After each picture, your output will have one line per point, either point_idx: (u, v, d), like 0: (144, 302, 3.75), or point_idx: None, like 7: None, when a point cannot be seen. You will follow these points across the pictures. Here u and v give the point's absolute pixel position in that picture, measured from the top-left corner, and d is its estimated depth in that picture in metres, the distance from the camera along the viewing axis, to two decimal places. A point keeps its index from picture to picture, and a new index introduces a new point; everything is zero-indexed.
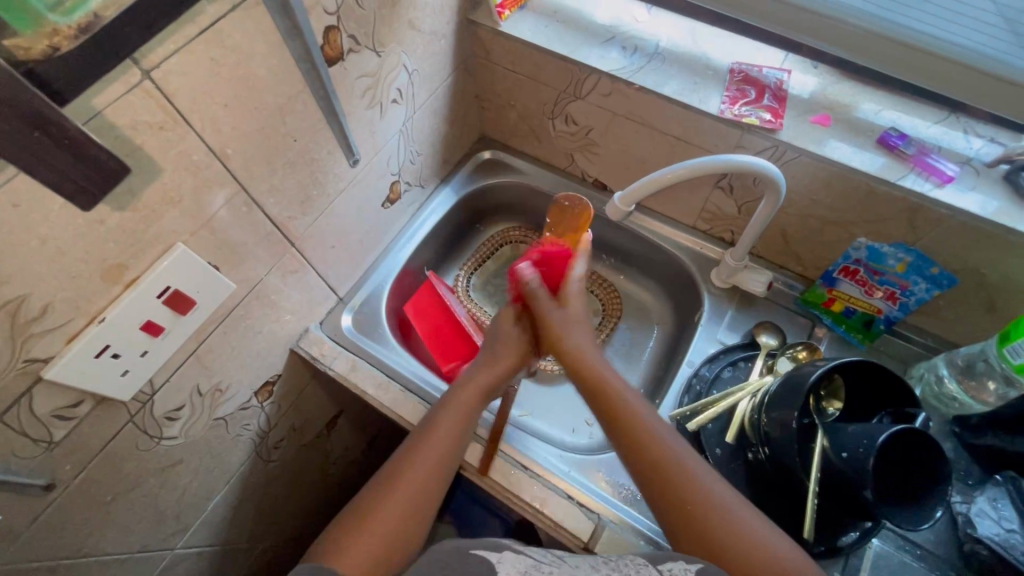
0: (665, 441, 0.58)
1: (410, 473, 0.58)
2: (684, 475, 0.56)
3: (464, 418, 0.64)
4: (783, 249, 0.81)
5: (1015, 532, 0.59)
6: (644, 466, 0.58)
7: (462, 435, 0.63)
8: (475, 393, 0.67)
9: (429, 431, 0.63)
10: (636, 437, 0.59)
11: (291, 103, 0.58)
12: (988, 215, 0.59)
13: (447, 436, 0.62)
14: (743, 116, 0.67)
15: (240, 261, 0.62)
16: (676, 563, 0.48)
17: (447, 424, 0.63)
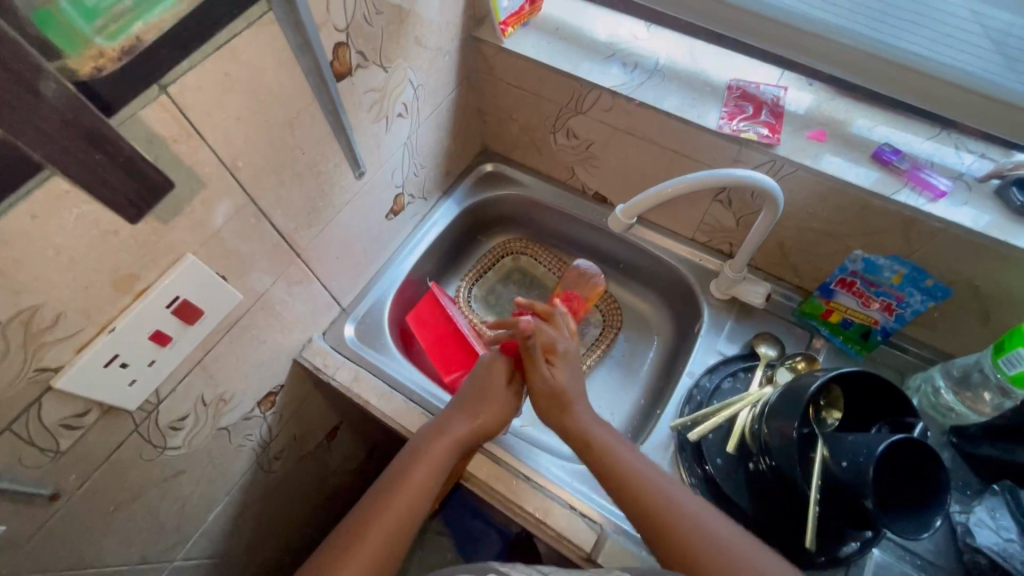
0: (686, 517, 0.58)
1: (376, 522, 0.60)
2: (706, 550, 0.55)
3: (435, 468, 0.65)
4: (781, 261, 0.82)
5: (1013, 542, 0.59)
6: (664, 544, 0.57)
7: (432, 487, 0.64)
8: (451, 443, 0.67)
9: (397, 479, 0.64)
10: (652, 517, 0.59)
11: (300, 116, 0.59)
12: (981, 229, 0.60)
13: (415, 484, 0.63)
14: (740, 131, 0.68)
15: (247, 271, 0.62)
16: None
17: (418, 471, 0.64)
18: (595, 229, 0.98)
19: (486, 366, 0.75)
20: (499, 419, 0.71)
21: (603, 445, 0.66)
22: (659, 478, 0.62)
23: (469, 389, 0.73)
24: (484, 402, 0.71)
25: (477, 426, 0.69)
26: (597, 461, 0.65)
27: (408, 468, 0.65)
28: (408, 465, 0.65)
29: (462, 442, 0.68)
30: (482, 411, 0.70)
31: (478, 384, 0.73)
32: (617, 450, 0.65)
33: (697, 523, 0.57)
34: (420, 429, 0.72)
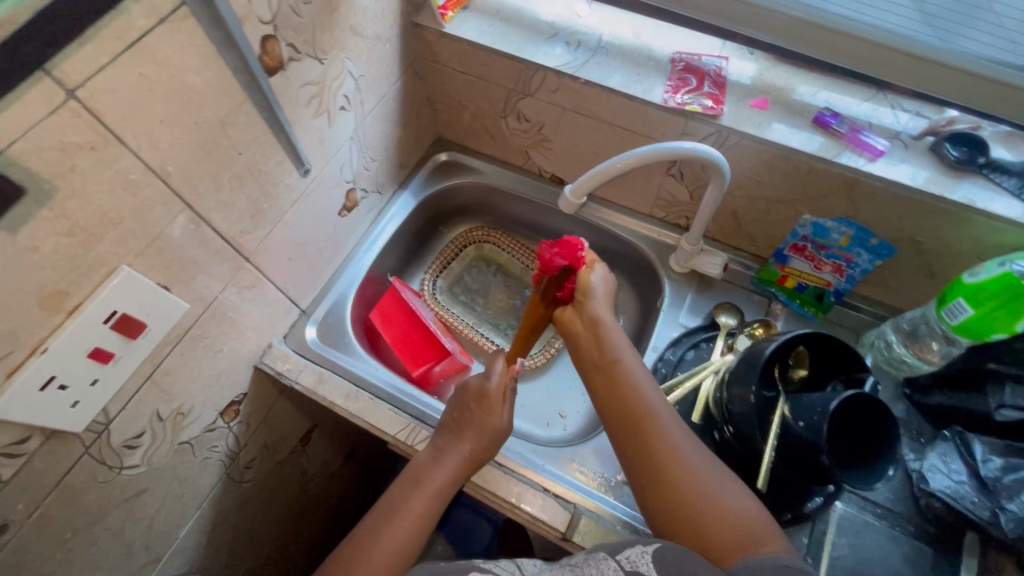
0: (678, 440, 0.58)
1: (369, 558, 0.59)
2: (680, 467, 0.56)
3: (432, 498, 0.64)
4: (736, 231, 0.83)
5: (964, 483, 0.63)
6: (642, 455, 0.58)
7: (428, 518, 0.63)
8: (448, 475, 0.66)
9: (394, 510, 0.63)
10: (642, 433, 0.59)
11: (231, 115, 0.57)
12: (918, 185, 0.62)
13: (410, 516, 0.62)
14: (685, 104, 0.68)
15: (191, 278, 0.60)
16: (634, 548, 0.49)
17: (416, 503, 0.64)
18: (555, 212, 0.98)
19: (473, 396, 0.70)
20: (487, 444, 0.68)
21: (622, 367, 0.64)
22: (657, 396, 0.62)
23: (457, 411, 0.71)
24: (475, 425, 0.69)
25: (469, 451, 0.67)
26: (611, 385, 0.63)
27: (404, 501, 0.64)
28: (403, 496, 0.64)
29: (461, 469, 0.67)
30: (476, 434, 0.68)
31: (471, 405, 0.70)
32: (624, 363, 0.64)
33: (688, 448, 0.57)
34: (414, 458, 0.71)
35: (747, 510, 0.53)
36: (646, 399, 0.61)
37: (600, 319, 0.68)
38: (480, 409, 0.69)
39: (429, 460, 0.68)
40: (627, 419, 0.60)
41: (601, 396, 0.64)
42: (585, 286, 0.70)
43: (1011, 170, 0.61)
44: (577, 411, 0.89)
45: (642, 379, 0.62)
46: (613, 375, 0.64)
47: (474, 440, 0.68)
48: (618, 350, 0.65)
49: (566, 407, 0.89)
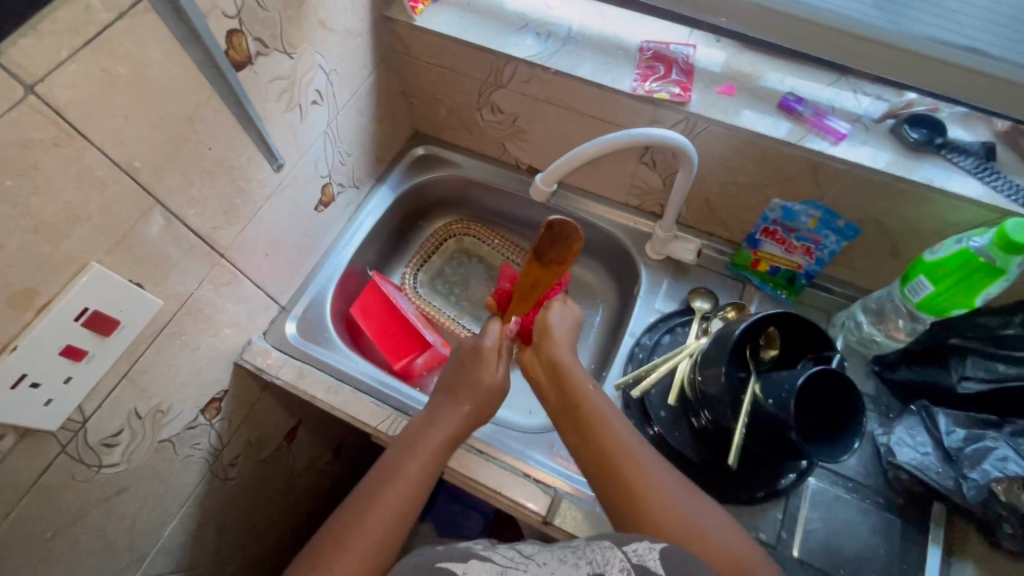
0: (657, 474, 0.56)
1: (370, 519, 0.58)
2: (666, 505, 0.54)
3: (431, 457, 0.64)
4: (708, 217, 0.84)
5: (929, 455, 0.65)
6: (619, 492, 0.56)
7: (428, 478, 0.63)
8: (445, 435, 0.66)
9: (393, 472, 0.62)
10: (622, 473, 0.56)
11: (199, 110, 0.57)
12: (878, 167, 0.63)
13: (410, 476, 0.62)
14: (653, 92, 0.69)
15: (165, 275, 0.60)
16: (641, 542, 0.47)
17: (412, 464, 0.63)
18: (533, 203, 0.99)
19: (472, 353, 0.71)
20: (486, 402, 0.69)
21: (590, 405, 0.62)
22: (630, 433, 0.60)
23: (454, 372, 0.71)
24: (473, 382, 0.69)
25: (467, 412, 0.68)
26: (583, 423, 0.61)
27: (404, 462, 0.63)
28: (401, 456, 0.64)
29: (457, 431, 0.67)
30: (475, 391, 0.69)
31: (467, 367, 0.70)
32: (591, 403, 0.62)
33: (668, 476, 0.57)
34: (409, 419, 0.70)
35: (735, 542, 0.53)
36: (618, 435, 0.59)
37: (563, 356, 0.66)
38: (480, 367, 0.70)
39: (428, 420, 0.68)
40: (599, 459, 0.58)
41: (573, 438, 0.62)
42: (541, 325, 0.69)
43: (968, 150, 0.63)
44: None
45: (613, 417, 0.60)
46: (584, 420, 0.61)
47: (473, 400, 0.68)
48: (583, 391, 0.63)
49: None
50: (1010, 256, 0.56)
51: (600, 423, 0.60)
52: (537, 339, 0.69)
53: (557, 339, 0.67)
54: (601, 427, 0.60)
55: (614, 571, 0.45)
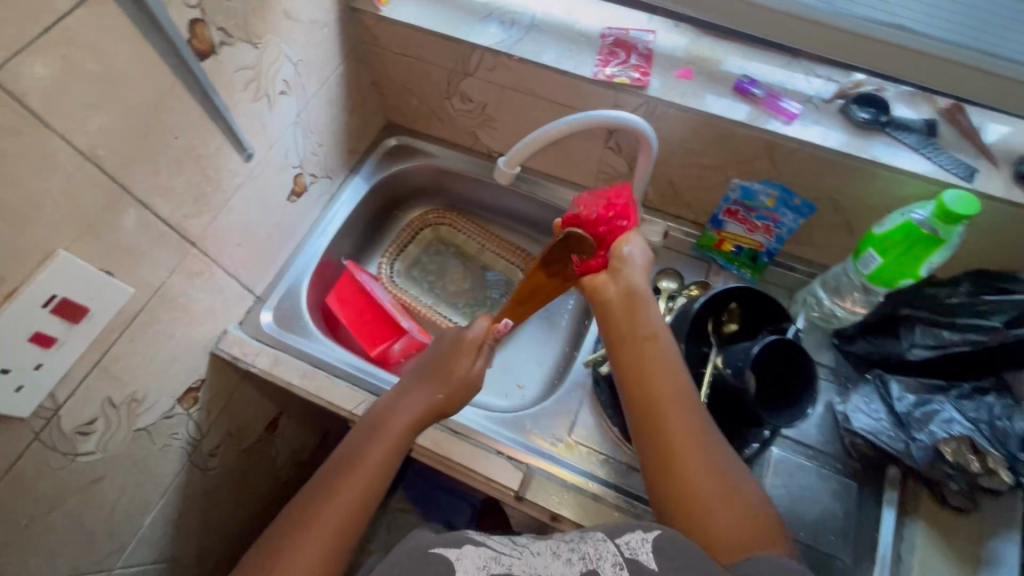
0: (699, 435, 0.55)
1: (329, 505, 0.59)
2: (699, 448, 0.54)
3: (394, 443, 0.66)
4: (674, 199, 0.86)
5: (883, 421, 0.67)
6: (658, 442, 0.55)
7: (391, 465, 0.65)
8: (410, 418, 0.67)
9: (355, 460, 0.63)
10: (669, 406, 0.56)
11: (164, 99, 0.57)
12: (827, 145, 0.66)
13: (372, 461, 0.64)
14: (613, 77, 0.71)
15: (136, 264, 0.61)
16: (634, 534, 0.46)
17: (377, 450, 0.64)
18: (505, 190, 1.01)
19: (450, 344, 0.72)
20: (461, 395, 0.70)
21: (649, 334, 0.60)
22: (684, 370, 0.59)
23: (430, 361, 0.72)
24: (446, 372, 0.70)
25: (437, 401, 0.69)
26: (639, 352, 0.59)
27: (367, 450, 0.64)
28: (365, 443, 0.65)
29: (423, 417, 0.68)
30: (450, 378, 0.70)
31: (443, 356, 0.71)
32: (654, 333, 0.60)
33: (709, 442, 0.55)
34: (375, 404, 0.71)
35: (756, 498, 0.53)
36: (673, 376, 0.57)
37: (644, 292, 0.62)
38: (455, 358, 0.71)
39: (399, 407, 0.69)
40: (647, 406, 0.56)
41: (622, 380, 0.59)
42: (620, 256, 0.64)
43: (911, 127, 0.66)
44: (533, 381, 0.92)
45: (671, 354, 0.59)
46: (641, 350, 0.59)
47: (448, 389, 0.69)
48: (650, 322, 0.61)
49: (524, 378, 0.92)
50: (951, 226, 0.59)
51: (658, 369, 0.58)
52: (615, 266, 0.63)
53: (638, 271, 0.63)
54: (658, 359, 0.58)
55: (608, 566, 0.43)
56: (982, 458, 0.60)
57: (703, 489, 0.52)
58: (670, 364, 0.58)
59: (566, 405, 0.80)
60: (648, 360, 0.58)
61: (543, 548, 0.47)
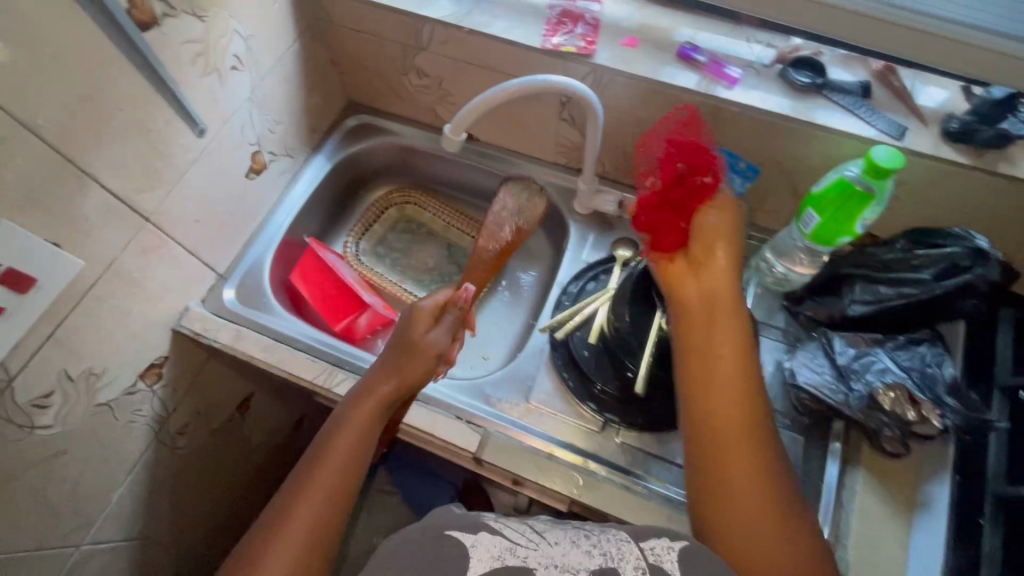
0: (763, 465, 0.49)
1: (299, 507, 0.52)
2: (759, 478, 0.48)
3: (363, 428, 0.59)
4: (630, 170, 0.88)
5: (826, 375, 0.68)
6: (713, 464, 0.49)
7: (364, 457, 0.58)
8: (376, 400, 0.61)
9: (321, 452, 0.57)
10: (729, 427, 0.50)
11: (104, 70, 0.59)
12: (765, 108, 0.68)
13: (340, 450, 0.57)
14: (560, 46, 0.73)
15: (85, 237, 0.62)
16: (659, 539, 0.42)
17: (342, 442, 0.58)
18: (467, 166, 1.01)
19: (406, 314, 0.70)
20: (424, 367, 0.66)
21: (728, 345, 0.52)
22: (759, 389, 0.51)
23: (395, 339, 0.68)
24: (409, 350, 0.66)
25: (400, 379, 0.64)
26: (708, 362, 0.52)
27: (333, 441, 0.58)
28: (333, 432, 0.59)
29: (386, 401, 0.62)
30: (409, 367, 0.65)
31: (405, 331, 0.68)
32: (730, 345, 0.52)
33: (772, 473, 0.48)
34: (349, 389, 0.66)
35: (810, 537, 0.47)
36: (741, 392, 0.50)
37: (733, 296, 0.53)
38: (412, 327, 0.68)
39: (361, 389, 0.63)
40: (710, 421, 0.50)
41: (684, 395, 0.53)
42: (706, 232, 0.55)
43: (847, 89, 0.68)
44: (499, 353, 0.93)
45: (749, 370, 0.52)
46: (712, 361, 0.52)
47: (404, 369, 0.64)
48: (731, 333, 0.52)
49: (489, 350, 0.94)
50: (882, 181, 0.61)
51: (727, 385, 0.51)
52: (700, 261, 0.55)
53: (726, 270, 0.54)
54: (727, 372, 0.51)
55: (628, 568, 0.40)
56: (916, 407, 0.64)
57: (758, 527, 0.46)
58: (743, 380, 0.51)
59: (522, 371, 0.81)
60: (717, 372, 0.51)
61: (558, 535, 0.43)
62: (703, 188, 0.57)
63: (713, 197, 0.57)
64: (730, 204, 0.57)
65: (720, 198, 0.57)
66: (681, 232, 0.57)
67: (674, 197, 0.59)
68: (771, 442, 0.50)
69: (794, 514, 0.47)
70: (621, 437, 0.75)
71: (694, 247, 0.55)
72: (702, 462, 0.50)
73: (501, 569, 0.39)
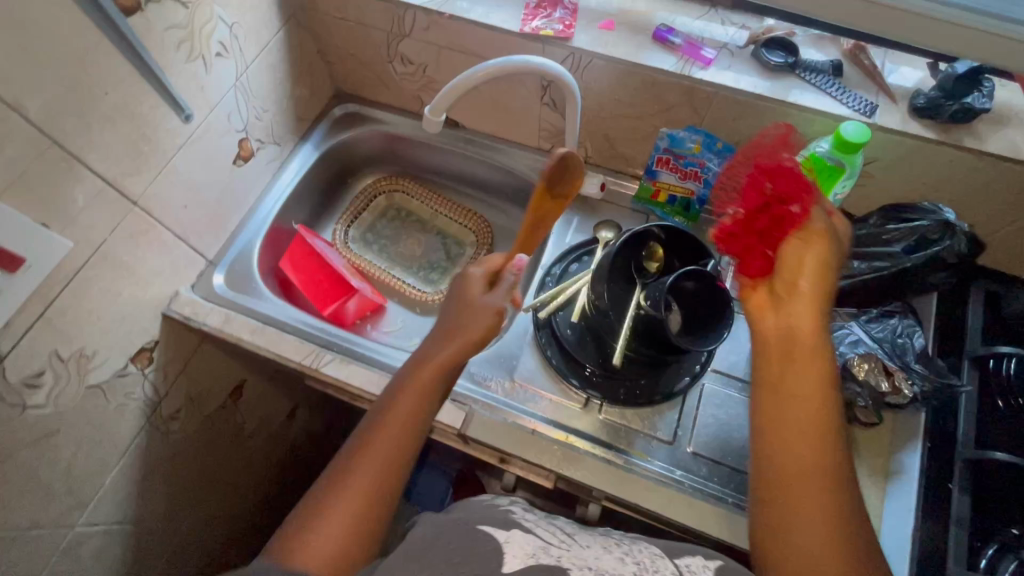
0: (826, 469, 0.50)
1: (359, 463, 0.56)
2: (822, 486, 0.49)
3: (421, 393, 0.60)
4: (612, 153, 0.89)
5: None
6: (777, 473, 0.51)
7: (417, 428, 0.59)
8: (434, 363, 0.62)
9: (385, 413, 0.59)
10: (794, 435, 0.52)
11: (88, 54, 0.60)
12: (739, 87, 0.69)
13: (402, 413, 0.59)
14: (538, 29, 0.74)
15: (71, 218, 0.63)
16: (694, 557, 0.46)
17: (401, 405, 0.59)
18: (454, 153, 1.03)
19: (462, 280, 0.71)
20: (484, 326, 0.65)
21: (806, 367, 0.54)
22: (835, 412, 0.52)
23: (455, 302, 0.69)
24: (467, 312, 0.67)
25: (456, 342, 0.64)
26: (783, 380, 0.54)
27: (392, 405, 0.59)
28: (394, 393, 0.61)
29: (441, 371, 0.62)
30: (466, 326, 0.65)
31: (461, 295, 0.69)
32: (807, 367, 0.54)
33: (834, 476, 0.50)
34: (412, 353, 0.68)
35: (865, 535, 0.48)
36: (811, 408, 0.52)
37: (814, 332, 0.55)
38: (466, 290, 0.69)
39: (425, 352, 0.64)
40: (776, 427, 0.53)
41: (758, 417, 0.55)
42: (792, 264, 0.57)
43: (819, 68, 0.69)
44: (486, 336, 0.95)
45: (827, 394, 0.53)
46: (785, 379, 0.54)
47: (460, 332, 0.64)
48: (811, 359, 0.54)
49: None
50: (852, 156, 0.63)
51: (804, 404, 0.53)
52: (783, 295, 0.57)
53: (809, 309, 0.55)
54: (799, 389, 0.53)
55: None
56: (890, 377, 0.65)
57: (815, 529, 0.47)
58: (819, 401, 0.53)
59: (504, 350, 0.82)
60: (791, 392, 0.53)
61: (591, 543, 0.47)
62: (790, 218, 0.58)
63: (801, 227, 0.58)
64: (824, 235, 0.57)
65: (809, 229, 0.57)
66: (764, 262, 0.60)
67: (759, 226, 0.61)
68: (842, 459, 0.51)
69: (858, 523, 0.48)
70: (604, 414, 0.77)
71: (781, 279, 0.58)
72: (769, 474, 0.51)
73: (538, 563, 0.42)
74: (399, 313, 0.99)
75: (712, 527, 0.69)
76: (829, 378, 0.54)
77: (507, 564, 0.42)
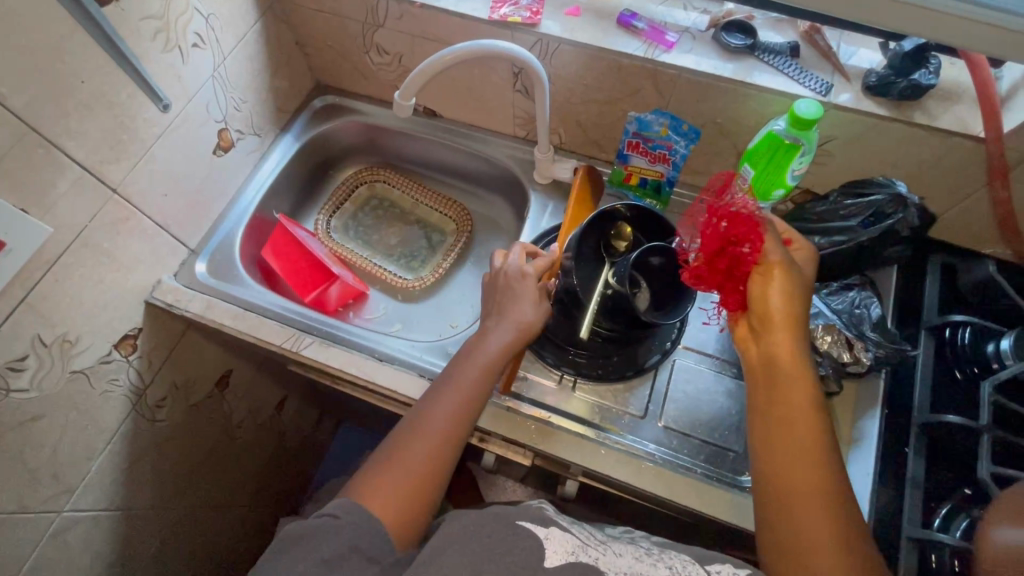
0: (818, 466, 0.54)
1: (424, 428, 0.61)
2: (812, 487, 0.53)
3: (484, 370, 0.66)
4: (585, 139, 0.91)
5: None
6: (767, 476, 0.56)
7: (474, 410, 0.64)
8: (498, 345, 0.68)
9: (447, 386, 0.65)
10: (787, 436, 0.56)
11: (65, 44, 0.62)
12: (700, 69, 0.71)
13: (464, 390, 0.64)
14: (507, 16, 0.76)
15: (51, 204, 0.65)
16: (724, 565, 0.49)
17: (462, 381, 0.65)
18: (432, 142, 1.05)
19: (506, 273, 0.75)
20: (537, 312, 0.71)
21: (795, 382, 0.58)
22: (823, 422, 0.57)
23: (501, 287, 0.74)
24: (520, 298, 0.72)
25: (519, 325, 0.70)
26: (775, 388, 0.59)
27: (453, 384, 0.65)
28: (459, 368, 0.66)
29: (499, 355, 0.68)
30: (516, 313, 0.71)
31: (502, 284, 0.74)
32: (794, 380, 0.58)
33: (829, 473, 0.54)
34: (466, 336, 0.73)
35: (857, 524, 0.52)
36: (801, 418, 0.56)
37: (796, 357, 0.59)
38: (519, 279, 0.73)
39: (488, 334, 0.69)
40: (769, 428, 0.57)
41: (754, 416, 0.60)
42: (759, 303, 0.60)
43: (776, 50, 0.72)
44: (466, 321, 0.97)
45: (814, 404, 0.57)
46: (776, 390, 0.58)
47: (512, 316, 0.70)
48: (798, 376, 0.58)
49: (457, 318, 0.98)
50: (806, 132, 0.65)
51: (793, 415, 0.57)
52: (759, 327, 0.61)
53: (786, 337, 0.59)
54: (791, 402, 0.57)
55: None
56: (851, 349, 0.67)
57: (804, 524, 0.52)
58: (808, 410, 0.57)
59: None
60: (780, 401, 0.58)
61: (624, 551, 0.49)
62: (743, 259, 0.60)
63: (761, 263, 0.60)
64: (779, 267, 0.60)
65: (765, 264, 0.60)
66: (739, 297, 0.62)
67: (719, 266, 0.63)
68: (834, 461, 0.55)
69: (849, 509, 0.53)
70: (579, 391, 0.79)
71: (755, 316, 0.61)
72: (759, 469, 0.57)
73: (576, 561, 0.46)
74: (381, 300, 1.01)
75: (680, 494, 0.72)
76: (817, 391, 0.58)
77: (547, 559, 0.45)
